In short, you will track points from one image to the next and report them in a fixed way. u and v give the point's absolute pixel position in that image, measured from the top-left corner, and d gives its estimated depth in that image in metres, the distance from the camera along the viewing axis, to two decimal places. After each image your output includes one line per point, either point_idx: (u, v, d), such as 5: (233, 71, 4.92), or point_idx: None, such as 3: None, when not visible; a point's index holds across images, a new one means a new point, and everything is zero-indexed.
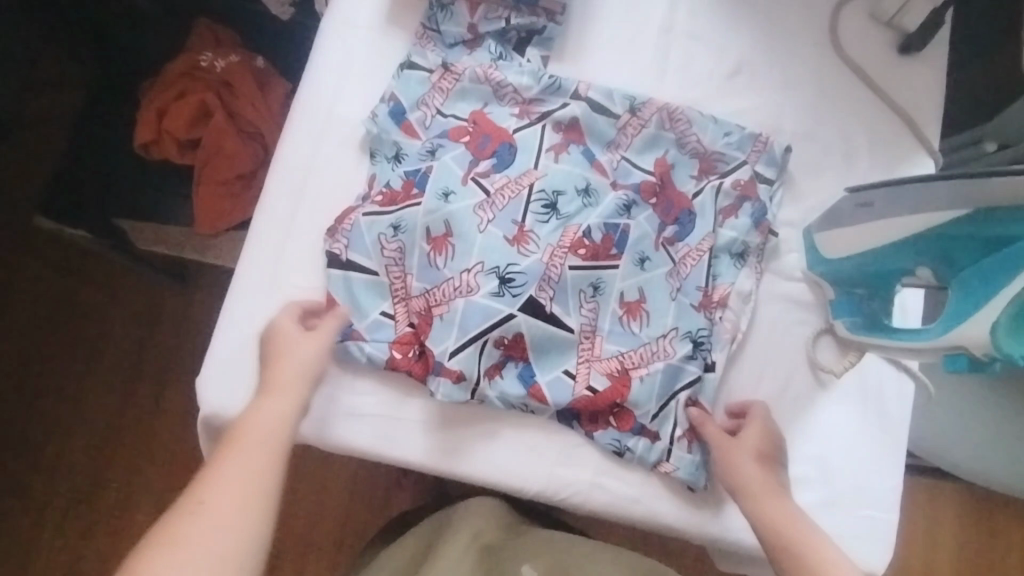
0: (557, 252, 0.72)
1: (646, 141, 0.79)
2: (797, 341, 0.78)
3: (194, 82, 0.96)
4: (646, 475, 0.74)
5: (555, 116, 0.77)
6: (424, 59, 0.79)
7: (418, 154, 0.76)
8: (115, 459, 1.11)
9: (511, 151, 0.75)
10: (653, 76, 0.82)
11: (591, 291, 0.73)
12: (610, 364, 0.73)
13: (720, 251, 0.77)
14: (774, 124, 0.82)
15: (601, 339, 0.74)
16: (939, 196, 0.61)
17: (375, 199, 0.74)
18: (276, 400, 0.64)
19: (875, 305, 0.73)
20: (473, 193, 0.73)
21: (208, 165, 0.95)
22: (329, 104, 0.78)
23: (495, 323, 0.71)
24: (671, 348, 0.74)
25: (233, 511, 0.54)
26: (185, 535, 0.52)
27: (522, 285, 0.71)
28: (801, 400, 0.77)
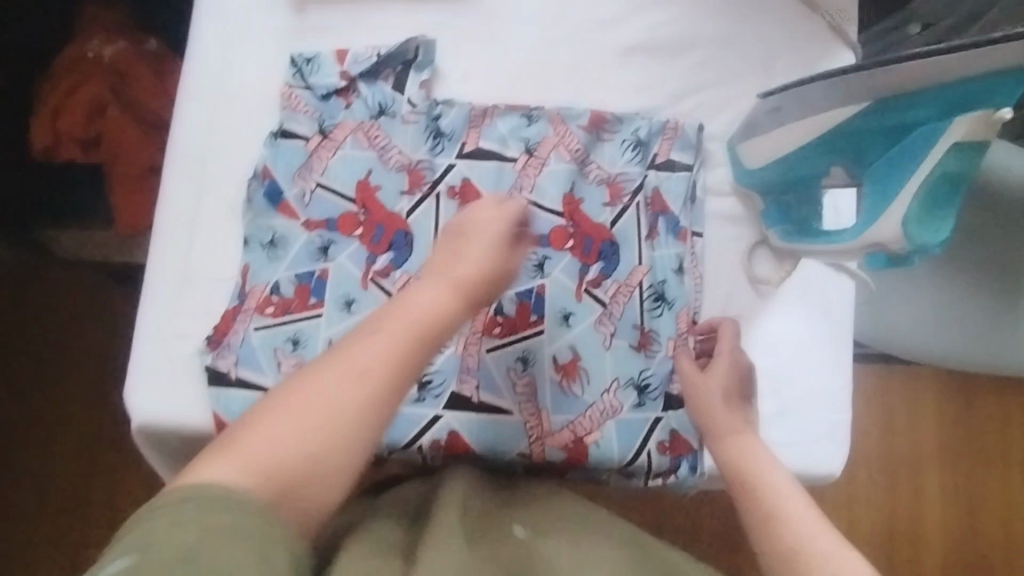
0: (471, 339, 0.72)
1: (550, 179, 0.75)
2: (735, 259, 0.77)
3: (80, 74, 0.89)
4: (602, 429, 0.72)
5: (446, 181, 0.74)
6: (298, 124, 0.73)
7: (307, 252, 0.72)
8: (87, 475, 1.07)
9: (407, 239, 0.73)
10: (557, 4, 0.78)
11: (521, 366, 0.72)
12: (562, 436, 0.71)
13: (650, 287, 0.74)
14: (691, 35, 0.78)
15: (547, 413, 0.71)
16: (838, 94, 0.59)
17: (264, 309, 0.70)
18: (437, 285, 0.55)
19: (805, 208, 0.72)
20: (376, 298, 0.71)
21: (115, 162, 0.91)
22: (220, 76, 0.73)
23: (423, 429, 0.70)
24: (617, 401, 0.72)
25: (347, 390, 0.47)
26: (303, 398, 0.46)
27: (441, 383, 0.71)
28: (742, 317, 0.76)
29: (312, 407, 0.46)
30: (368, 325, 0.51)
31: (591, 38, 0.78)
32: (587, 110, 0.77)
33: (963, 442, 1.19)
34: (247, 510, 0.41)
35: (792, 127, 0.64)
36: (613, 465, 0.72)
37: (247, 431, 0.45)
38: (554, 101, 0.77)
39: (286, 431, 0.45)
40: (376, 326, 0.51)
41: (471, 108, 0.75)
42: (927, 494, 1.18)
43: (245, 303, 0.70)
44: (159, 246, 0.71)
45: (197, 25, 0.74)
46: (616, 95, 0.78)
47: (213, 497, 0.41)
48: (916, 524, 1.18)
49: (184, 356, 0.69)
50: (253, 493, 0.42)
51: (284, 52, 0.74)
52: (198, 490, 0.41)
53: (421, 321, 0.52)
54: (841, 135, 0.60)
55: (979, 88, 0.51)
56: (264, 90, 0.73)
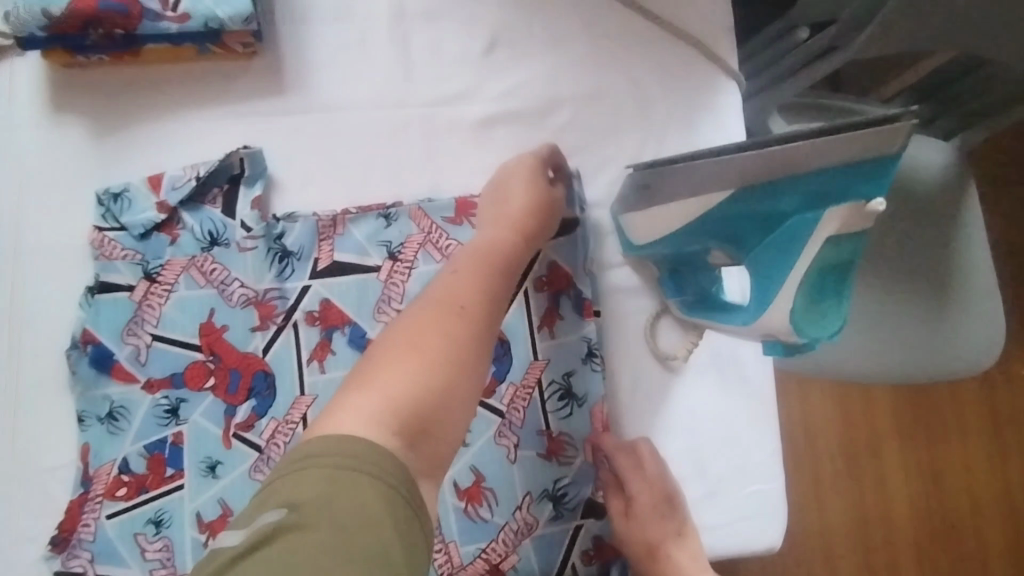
0: None
1: (420, 284, 0.67)
2: (637, 334, 0.70)
3: None
4: (519, 550, 0.65)
5: (303, 306, 0.66)
6: (118, 274, 0.64)
7: (154, 418, 0.63)
8: None
9: (268, 379, 0.65)
10: (397, 82, 0.69)
11: None
12: (476, 568, 0.65)
13: (553, 383, 0.68)
14: (550, 94, 0.71)
15: (455, 546, 0.65)
16: (703, 179, 0.53)
17: (115, 493, 0.61)
18: (503, 227, 0.60)
19: (700, 277, 0.65)
20: (243, 454, 0.63)
21: None
22: (21, 230, 0.64)
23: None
24: (531, 517, 0.66)
25: (453, 321, 0.49)
26: (401, 345, 0.47)
27: None
28: (653, 397, 0.70)
29: (402, 349, 0.47)
30: (445, 275, 0.54)
31: (441, 115, 0.70)
32: (451, 198, 0.68)
33: (946, 428, 1.04)
34: (388, 462, 0.40)
35: (661, 207, 0.59)
36: None
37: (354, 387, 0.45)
38: (412, 193, 0.69)
39: (406, 363, 0.46)
40: (460, 270, 0.54)
41: (318, 219, 0.67)
42: (893, 486, 1.02)
43: (92, 489, 0.61)
44: None
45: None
46: (480, 175, 0.70)
47: (342, 455, 0.40)
48: (883, 518, 1.02)
49: (29, 565, 0.61)
50: (382, 440, 0.41)
51: (90, 191, 0.65)
52: (325, 454, 0.40)
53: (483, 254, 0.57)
54: (715, 219, 0.55)
55: (841, 176, 0.46)
56: (74, 239, 0.65)
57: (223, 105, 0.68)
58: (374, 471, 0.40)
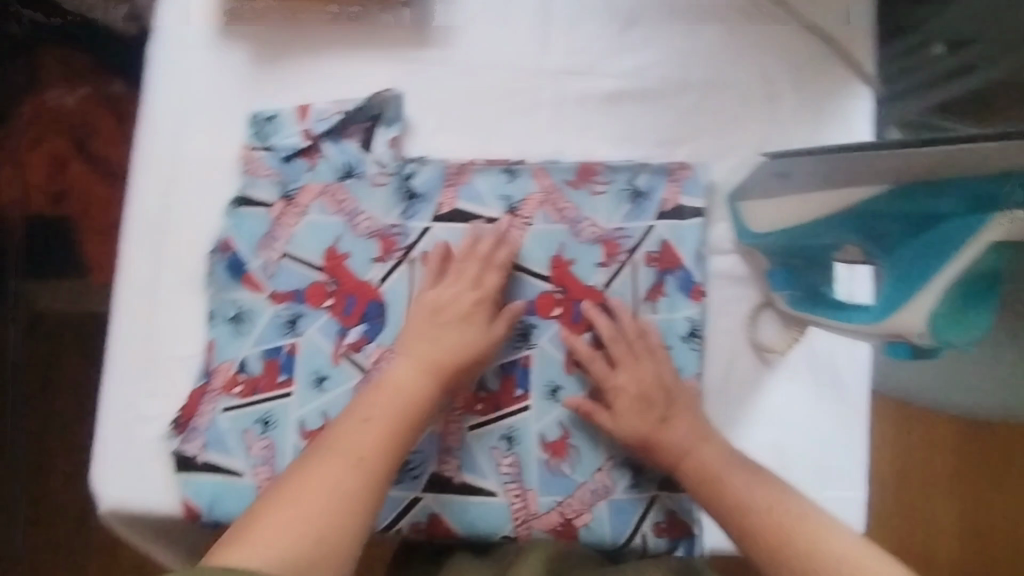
0: (451, 417, 0.68)
1: (535, 240, 0.69)
2: (736, 323, 0.71)
3: (42, 126, 0.84)
4: (594, 509, 0.68)
5: (419, 247, 0.69)
6: (260, 191, 0.69)
7: (275, 326, 0.68)
8: (57, 527, 1.03)
9: (381, 310, 0.69)
10: (536, 46, 0.72)
11: (505, 444, 0.68)
12: (550, 518, 0.67)
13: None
14: (682, 76, 0.71)
15: (533, 495, 0.67)
16: (850, 168, 0.55)
17: (232, 389, 0.66)
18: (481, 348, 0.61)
19: (813, 273, 0.66)
20: (349, 375, 0.67)
21: (84, 213, 0.87)
22: (178, 141, 0.70)
23: (400, 512, 0.67)
24: (610, 481, 0.68)
25: (360, 464, 0.51)
26: (314, 482, 0.50)
27: (420, 465, 0.67)
28: (743, 387, 0.70)
29: (308, 485, 0.50)
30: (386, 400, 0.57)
31: (575, 82, 0.71)
32: (574, 162, 0.71)
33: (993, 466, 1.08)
34: None
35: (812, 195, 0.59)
36: (606, 548, 0.68)
37: (255, 519, 0.48)
38: (536, 153, 0.71)
39: (314, 495, 0.49)
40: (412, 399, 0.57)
41: (446, 165, 0.70)
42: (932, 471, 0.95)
43: (212, 381, 0.66)
44: (121, 323, 0.68)
45: (151, 88, 0.70)
46: (603, 146, 0.71)
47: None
48: None
49: (145, 443, 0.66)
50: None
51: (243, 112, 0.70)
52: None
53: (405, 387, 0.58)
54: (855, 212, 0.56)
55: (992, 180, 0.45)
56: (225, 153, 0.70)
57: (366, 51, 0.71)
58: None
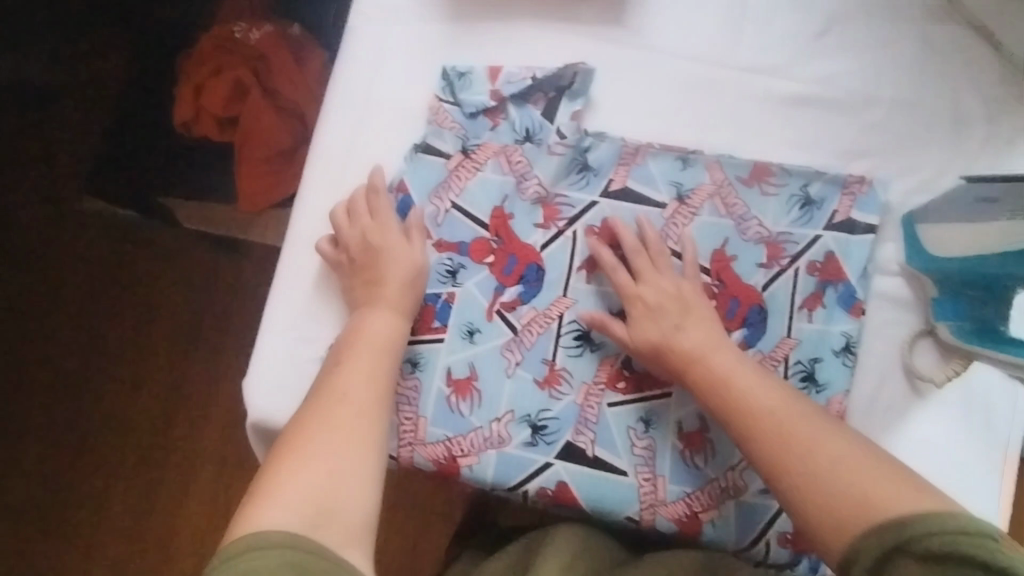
0: (592, 390, 0.68)
1: (700, 231, 0.69)
2: (890, 346, 0.69)
3: (226, 58, 0.90)
4: (722, 507, 0.67)
5: (586, 218, 0.69)
6: (441, 142, 0.71)
7: (436, 274, 0.69)
8: (176, 427, 1.14)
9: (539, 273, 0.69)
10: (729, 40, 0.72)
11: (642, 427, 0.67)
12: (676, 508, 0.66)
13: (797, 363, 0.69)
14: (870, 91, 0.71)
15: (663, 482, 0.67)
16: None
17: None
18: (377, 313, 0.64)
19: (988, 309, 0.63)
20: (500, 331, 0.68)
21: (247, 143, 0.89)
22: (370, 83, 0.72)
23: (530, 475, 0.66)
24: (742, 481, 0.67)
25: (336, 421, 0.56)
26: (317, 436, 0.55)
27: (556, 431, 0.67)
28: (889, 412, 0.68)
29: (321, 422, 0.55)
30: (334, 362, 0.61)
31: (762, 82, 0.71)
32: (749, 160, 0.70)
33: None
34: (285, 542, 0.48)
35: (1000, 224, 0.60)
36: (728, 548, 0.67)
37: (277, 457, 0.54)
38: (712, 147, 0.71)
39: (317, 449, 0.54)
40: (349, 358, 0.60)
41: (623, 144, 0.70)
42: None
43: None
44: (293, 247, 0.70)
45: (353, 28, 0.73)
46: (781, 148, 0.71)
47: (274, 545, 0.47)
48: None
49: (299, 364, 0.68)
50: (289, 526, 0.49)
51: (436, 67, 0.72)
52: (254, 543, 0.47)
53: (386, 331, 0.63)
54: None
55: None
56: (412, 100, 0.72)
57: (560, 23, 0.72)
58: (295, 546, 0.47)
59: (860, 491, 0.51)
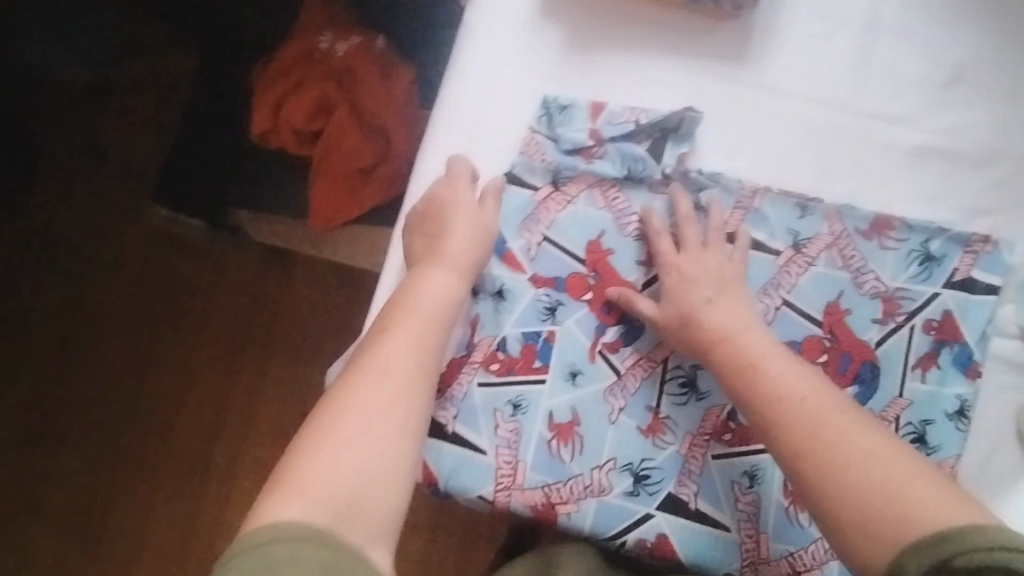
0: (697, 440, 0.66)
1: (814, 282, 0.67)
2: (1005, 410, 0.67)
3: (310, 70, 0.89)
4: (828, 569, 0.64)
5: None
6: (532, 175, 0.68)
7: (535, 311, 0.67)
8: (223, 429, 1.14)
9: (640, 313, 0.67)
10: (848, 85, 0.70)
11: (747, 482, 0.65)
12: (779, 567, 0.65)
13: (908, 425, 0.67)
14: (994, 146, 0.69)
15: (766, 539, 0.65)
16: None
17: (489, 365, 0.66)
18: (421, 292, 0.62)
19: None
20: (603, 374, 0.66)
21: (327, 156, 0.88)
22: (476, 111, 0.70)
23: (630, 525, 0.65)
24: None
25: (371, 408, 0.54)
26: (348, 421, 0.54)
27: (658, 482, 0.65)
28: (1005, 476, 0.66)
29: (362, 400, 0.55)
30: (372, 339, 0.59)
31: (881, 130, 0.69)
32: (871, 212, 0.68)
33: None
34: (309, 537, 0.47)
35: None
36: None
37: (316, 426, 0.54)
38: (832, 195, 0.69)
39: (347, 433, 0.53)
40: (386, 337, 0.59)
41: (740, 187, 0.68)
42: None
43: (472, 355, 0.66)
44: (393, 281, 0.69)
45: (462, 54, 0.71)
46: (900, 200, 0.69)
47: (291, 541, 0.47)
48: None
49: None
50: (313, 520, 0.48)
51: (537, 95, 0.70)
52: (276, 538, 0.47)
53: (438, 304, 0.62)
54: None
55: None
56: (516, 129, 0.70)
57: (676, 59, 0.70)
58: (315, 540, 0.47)
59: (896, 491, 0.51)
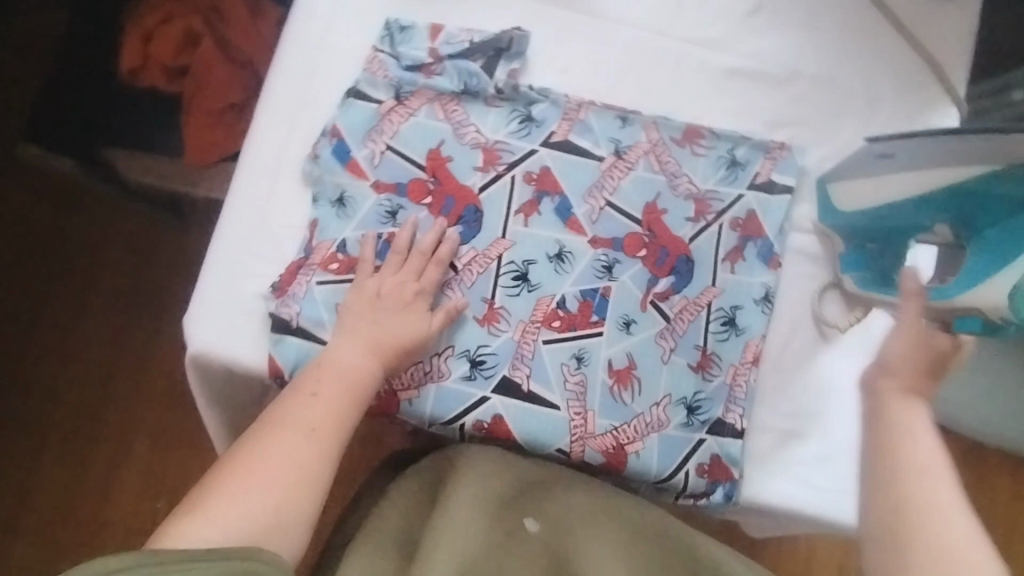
0: (529, 328, 0.71)
1: (634, 184, 0.74)
2: (801, 296, 0.77)
3: (177, 8, 0.90)
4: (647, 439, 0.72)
5: (524, 165, 0.73)
6: (374, 89, 0.73)
7: (376, 214, 0.71)
8: None
9: (477, 215, 0.72)
10: (665, 11, 0.77)
11: (575, 363, 0.71)
12: (604, 441, 0.71)
13: (718, 309, 0.75)
14: (792, 68, 0.78)
15: (593, 415, 0.71)
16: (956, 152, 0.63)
17: (328, 266, 0.69)
18: (360, 346, 0.65)
19: (887, 259, 0.72)
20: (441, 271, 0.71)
21: (198, 94, 0.90)
22: (324, 30, 0.74)
23: (467, 409, 0.69)
24: (665, 416, 0.72)
25: (302, 457, 0.60)
26: (275, 469, 0.59)
27: (494, 366, 0.70)
28: (799, 353, 0.76)
29: (263, 468, 0.59)
30: (307, 389, 0.63)
31: (694, 51, 0.77)
32: (683, 122, 0.76)
33: None
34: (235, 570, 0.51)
35: (946, 168, 0.63)
36: (651, 478, 0.72)
37: (227, 483, 0.58)
38: (649, 108, 0.77)
39: (274, 475, 0.58)
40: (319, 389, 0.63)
41: (566, 100, 0.75)
42: None
43: (310, 258, 0.69)
44: (244, 187, 0.72)
45: None
46: (710, 112, 0.77)
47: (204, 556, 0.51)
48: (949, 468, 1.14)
49: (247, 298, 0.69)
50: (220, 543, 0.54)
51: (380, 17, 0.75)
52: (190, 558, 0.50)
53: (351, 382, 0.64)
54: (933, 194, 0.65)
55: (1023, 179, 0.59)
56: (361, 47, 0.74)
57: None
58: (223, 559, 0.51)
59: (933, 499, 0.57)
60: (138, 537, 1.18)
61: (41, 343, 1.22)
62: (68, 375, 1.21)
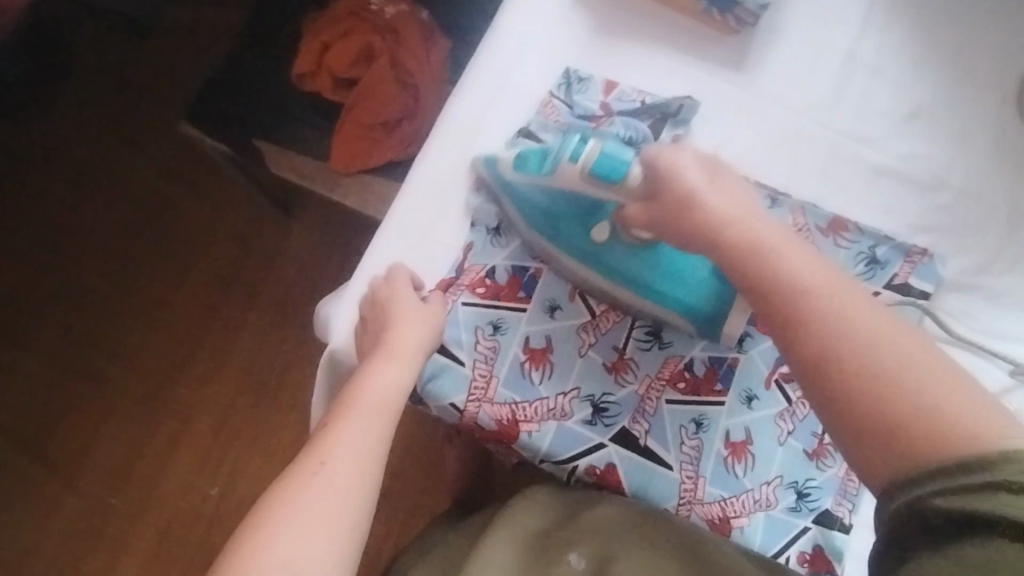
0: (654, 384, 0.73)
1: None
2: None
3: (358, 25, 0.99)
4: (751, 518, 0.71)
5: None
6: (543, 131, 0.76)
7: (526, 249, 0.74)
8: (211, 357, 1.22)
9: None
10: (827, 105, 0.80)
11: (694, 428, 0.72)
12: (711, 510, 0.71)
13: None
14: (942, 178, 0.79)
15: (703, 482, 0.71)
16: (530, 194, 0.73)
17: (475, 289, 0.73)
18: (383, 370, 0.64)
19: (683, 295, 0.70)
20: (578, 313, 0.73)
21: (357, 107, 0.95)
22: (507, 69, 0.79)
23: (583, 452, 0.71)
24: (773, 497, 0.72)
25: (325, 492, 0.56)
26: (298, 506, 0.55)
27: (615, 415, 0.71)
28: None
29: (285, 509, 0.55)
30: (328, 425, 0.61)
31: (852, 147, 0.79)
32: (830, 213, 0.77)
33: None
34: None
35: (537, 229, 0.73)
36: None
37: (249, 532, 0.55)
38: (800, 194, 0.78)
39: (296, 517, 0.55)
40: (340, 421, 0.61)
41: None
42: None
43: (460, 278, 0.73)
44: (407, 200, 0.75)
45: (503, 17, 0.80)
46: (856, 208, 0.79)
47: None
48: None
49: None
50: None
51: (560, 65, 0.79)
52: None
53: (378, 405, 0.62)
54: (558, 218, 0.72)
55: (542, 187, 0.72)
56: (539, 90, 0.78)
57: (683, 58, 0.80)
58: None
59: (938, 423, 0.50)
60: (189, 513, 1.20)
61: (140, 310, 1.27)
62: (154, 345, 1.25)
